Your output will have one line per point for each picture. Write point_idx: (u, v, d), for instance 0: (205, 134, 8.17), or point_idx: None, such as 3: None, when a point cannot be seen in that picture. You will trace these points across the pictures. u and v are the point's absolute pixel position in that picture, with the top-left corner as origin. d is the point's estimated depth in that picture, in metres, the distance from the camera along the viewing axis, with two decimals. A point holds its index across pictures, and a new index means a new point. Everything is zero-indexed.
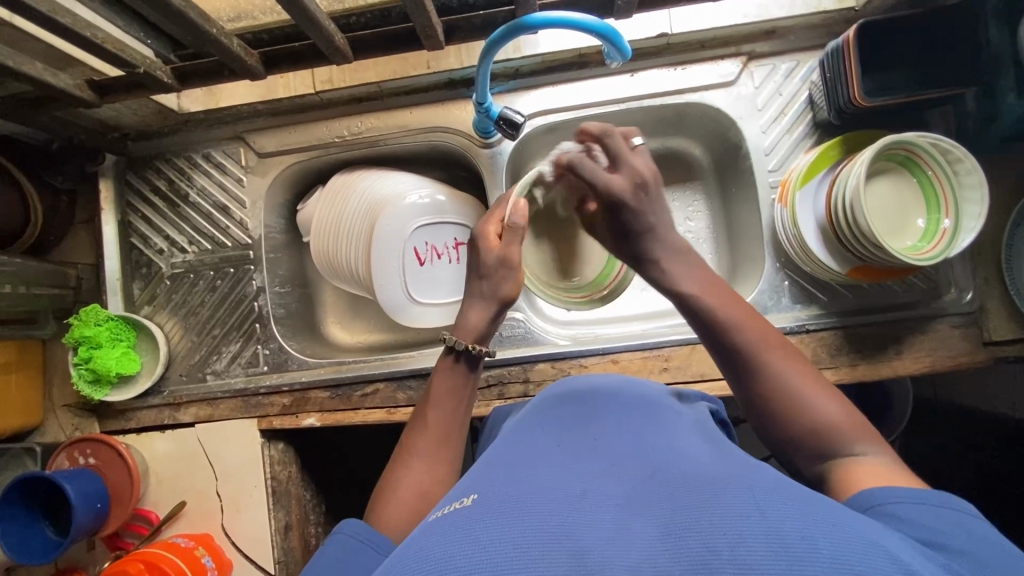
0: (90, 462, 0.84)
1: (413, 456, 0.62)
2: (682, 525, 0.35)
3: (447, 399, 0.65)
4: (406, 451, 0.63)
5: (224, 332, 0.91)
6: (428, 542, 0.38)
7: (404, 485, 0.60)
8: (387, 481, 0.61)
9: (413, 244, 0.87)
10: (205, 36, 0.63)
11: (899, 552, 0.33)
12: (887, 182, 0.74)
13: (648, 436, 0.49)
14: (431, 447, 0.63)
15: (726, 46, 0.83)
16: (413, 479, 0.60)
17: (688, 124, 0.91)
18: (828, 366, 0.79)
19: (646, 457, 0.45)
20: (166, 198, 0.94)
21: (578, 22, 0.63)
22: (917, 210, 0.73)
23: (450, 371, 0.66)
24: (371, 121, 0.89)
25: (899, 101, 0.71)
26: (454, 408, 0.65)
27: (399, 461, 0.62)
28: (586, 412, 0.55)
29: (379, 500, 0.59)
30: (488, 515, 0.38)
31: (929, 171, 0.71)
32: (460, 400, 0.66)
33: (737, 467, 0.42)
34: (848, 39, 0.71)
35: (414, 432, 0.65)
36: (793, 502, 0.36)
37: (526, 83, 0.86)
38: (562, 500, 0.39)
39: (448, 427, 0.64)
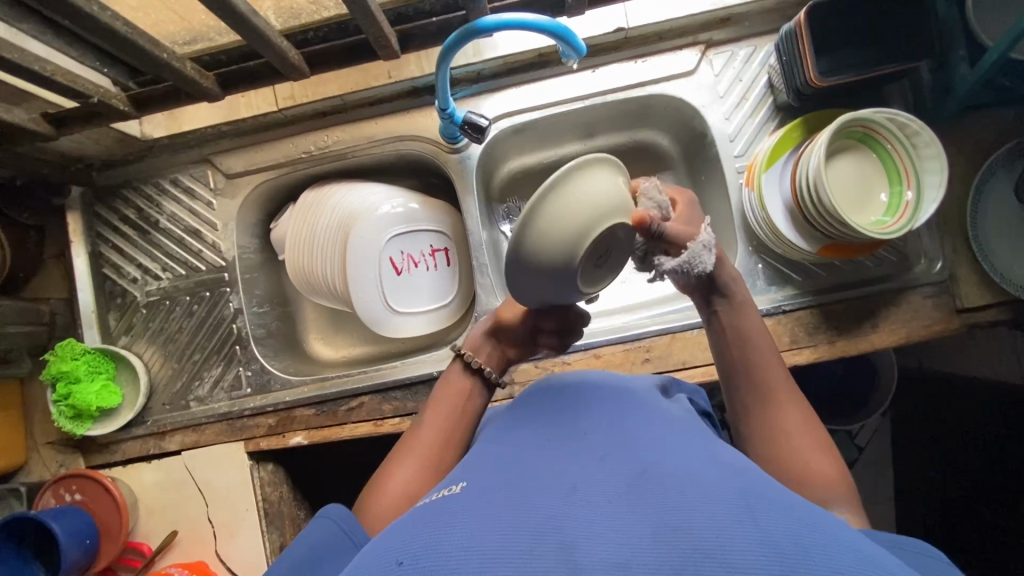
0: (76, 498, 0.83)
1: (412, 451, 0.62)
2: (670, 521, 0.35)
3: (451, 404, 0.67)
4: (402, 447, 0.64)
5: (205, 357, 0.91)
6: (416, 526, 0.39)
7: (396, 477, 0.60)
8: (379, 474, 0.61)
9: (388, 253, 0.87)
10: (154, 61, 0.62)
11: (881, 559, 0.33)
12: (853, 157, 0.75)
13: (630, 428, 0.49)
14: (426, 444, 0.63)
15: (683, 36, 0.84)
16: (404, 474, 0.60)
17: (653, 115, 0.92)
18: (807, 345, 0.79)
19: (632, 450, 0.45)
20: (136, 226, 0.93)
21: (532, 23, 0.63)
22: (880, 185, 0.74)
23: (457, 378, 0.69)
24: (337, 134, 0.89)
25: (852, 81, 0.72)
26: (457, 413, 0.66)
27: (395, 457, 0.62)
28: (570, 404, 0.56)
29: (367, 494, 0.60)
30: (478, 505, 0.38)
31: (891, 144, 0.72)
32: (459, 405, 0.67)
33: (724, 466, 0.42)
34: (799, 22, 0.72)
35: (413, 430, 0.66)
36: (776, 505, 0.36)
37: (489, 86, 0.87)
38: (547, 489, 0.40)
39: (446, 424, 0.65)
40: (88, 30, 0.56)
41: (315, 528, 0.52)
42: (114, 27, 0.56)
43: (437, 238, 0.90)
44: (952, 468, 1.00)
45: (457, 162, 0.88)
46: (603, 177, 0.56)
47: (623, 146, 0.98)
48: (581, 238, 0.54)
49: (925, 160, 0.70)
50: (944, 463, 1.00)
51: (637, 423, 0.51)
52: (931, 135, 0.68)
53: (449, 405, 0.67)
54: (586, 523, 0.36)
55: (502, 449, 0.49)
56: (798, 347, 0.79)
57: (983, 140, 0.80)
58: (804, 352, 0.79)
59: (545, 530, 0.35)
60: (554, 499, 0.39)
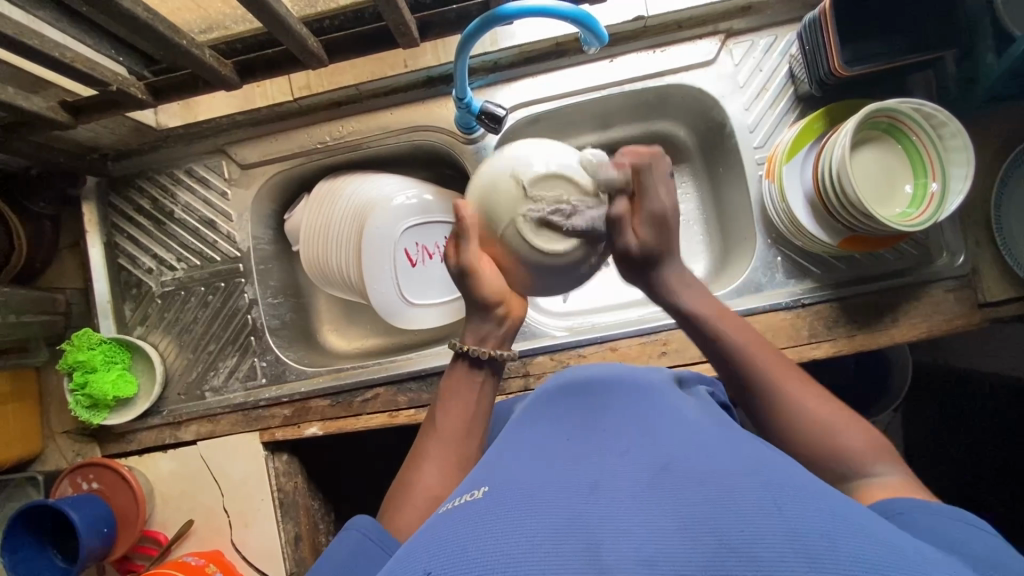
0: (93, 487, 0.83)
1: (428, 457, 0.62)
2: (699, 518, 0.35)
3: (463, 400, 0.66)
4: (420, 452, 0.63)
5: (220, 347, 0.91)
6: (439, 534, 0.38)
7: (417, 485, 0.59)
8: (400, 484, 0.61)
9: (402, 245, 0.87)
10: (174, 48, 0.62)
11: (914, 549, 0.33)
12: (875, 149, 0.74)
13: (652, 424, 0.49)
14: (443, 448, 0.63)
15: (703, 25, 0.83)
16: (425, 480, 0.60)
17: (670, 106, 0.91)
18: (825, 339, 0.79)
19: (655, 448, 0.44)
20: (151, 216, 0.93)
21: (553, 9, 0.62)
22: (903, 177, 0.73)
23: (462, 374, 0.67)
24: (352, 124, 0.88)
25: (876, 70, 0.71)
26: (471, 407, 0.66)
27: (412, 465, 0.62)
28: (589, 402, 0.55)
29: (391, 506, 0.59)
30: (502, 508, 0.38)
31: (913, 135, 0.71)
32: (473, 402, 0.66)
33: (750, 459, 0.42)
34: (824, 11, 0.71)
35: (426, 435, 0.65)
36: (804, 497, 0.36)
37: (506, 75, 0.86)
38: (571, 490, 0.39)
39: (461, 421, 0.65)
40: (108, 15, 0.55)
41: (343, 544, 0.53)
42: (135, 13, 0.56)
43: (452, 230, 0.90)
44: (967, 463, 0.99)
45: (472, 152, 0.87)
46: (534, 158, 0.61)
47: (640, 138, 0.97)
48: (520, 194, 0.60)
49: (952, 151, 0.69)
50: (959, 458, 1.00)
51: (657, 418, 0.50)
52: (958, 126, 0.67)
53: (461, 401, 0.66)
54: (614, 525, 0.35)
55: (523, 447, 0.48)
56: (816, 340, 0.79)
57: (1008, 131, 0.79)
58: (823, 346, 0.79)
59: (573, 533, 0.35)
60: (580, 500, 0.38)
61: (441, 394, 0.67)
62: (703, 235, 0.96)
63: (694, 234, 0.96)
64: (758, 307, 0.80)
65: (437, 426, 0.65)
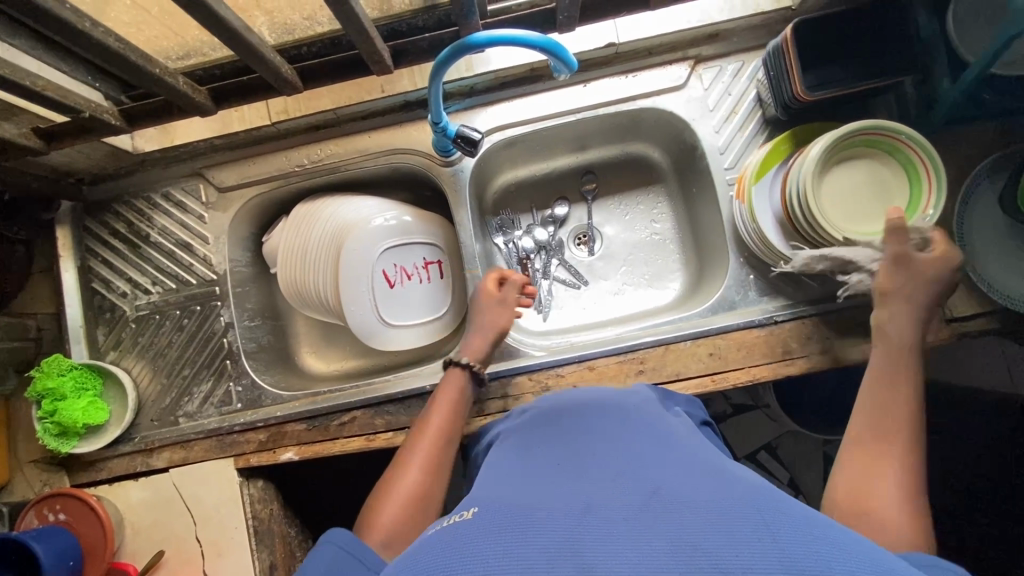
0: (60, 518, 0.81)
1: (415, 457, 0.70)
2: (691, 541, 0.34)
3: (451, 410, 0.74)
4: (409, 453, 0.70)
5: (194, 372, 0.90)
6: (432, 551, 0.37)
7: (403, 484, 0.67)
8: (387, 484, 0.68)
9: (381, 267, 0.88)
10: (147, 76, 0.62)
11: (896, 566, 0.33)
12: (867, 161, 0.73)
13: (641, 448, 0.48)
14: (428, 450, 0.70)
15: (672, 51, 0.85)
16: (410, 481, 0.67)
17: (643, 129, 0.93)
18: (800, 355, 0.79)
19: (646, 471, 0.44)
20: (127, 240, 0.92)
21: (523, 39, 0.62)
22: (875, 210, 0.73)
23: (454, 383, 0.76)
24: (330, 148, 0.89)
25: (839, 95, 0.73)
26: (457, 415, 0.75)
27: (401, 465, 0.69)
28: (579, 426, 0.55)
29: (378, 503, 0.66)
30: (490, 531, 0.37)
31: (917, 159, 0.70)
32: (458, 406, 0.75)
33: (742, 483, 0.42)
34: (786, 38, 0.73)
35: (415, 436, 0.72)
36: (788, 514, 0.36)
37: (482, 100, 0.88)
38: (563, 511, 0.39)
39: (447, 428, 0.72)
40: (78, 45, 0.55)
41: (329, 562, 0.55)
42: (107, 43, 0.56)
43: (431, 251, 0.91)
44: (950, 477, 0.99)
45: (450, 175, 0.89)
46: (843, 180, 0.74)
47: (615, 159, 1.00)
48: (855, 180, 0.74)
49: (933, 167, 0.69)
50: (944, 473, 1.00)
51: (639, 440, 0.50)
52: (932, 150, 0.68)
53: (448, 410, 0.74)
54: (607, 544, 0.35)
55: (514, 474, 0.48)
56: (791, 357, 0.79)
57: (967, 153, 0.81)
58: (799, 363, 0.79)
59: (566, 554, 0.34)
60: (572, 519, 0.38)
61: (431, 401, 0.75)
62: (679, 254, 0.97)
63: (671, 253, 0.98)
64: (733, 324, 0.81)
65: (425, 427, 0.72)
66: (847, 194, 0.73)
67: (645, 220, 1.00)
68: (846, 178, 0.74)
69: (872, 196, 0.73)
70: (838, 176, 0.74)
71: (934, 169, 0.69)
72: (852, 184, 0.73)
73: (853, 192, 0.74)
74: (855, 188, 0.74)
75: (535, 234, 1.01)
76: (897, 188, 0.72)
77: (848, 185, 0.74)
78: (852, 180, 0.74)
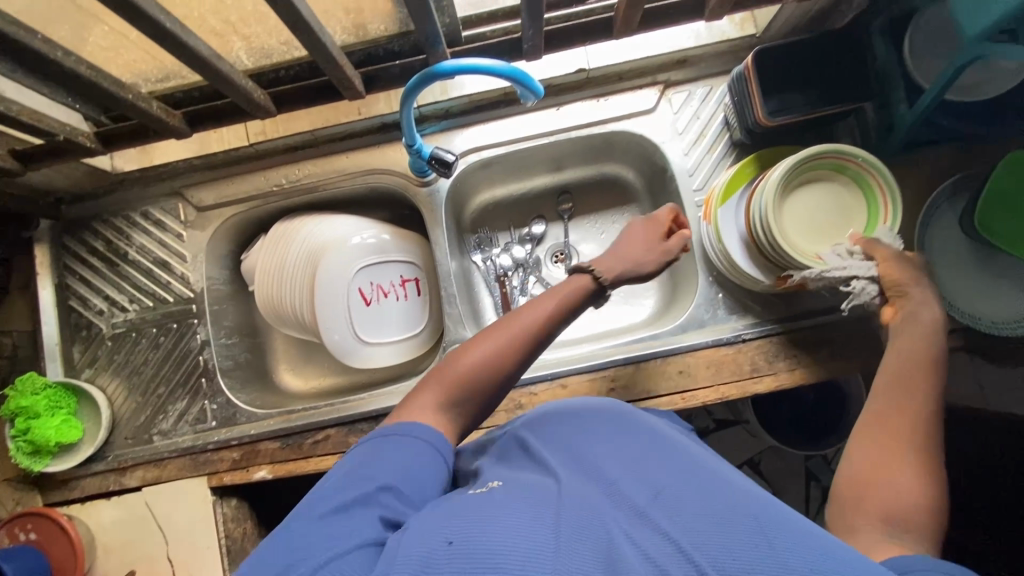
0: (31, 538, 0.80)
1: (501, 343, 0.59)
2: (693, 546, 0.36)
3: (562, 313, 0.62)
4: (499, 335, 0.60)
5: (170, 390, 0.90)
6: (453, 510, 0.43)
7: (479, 369, 0.58)
8: (461, 358, 0.59)
9: (357, 284, 0.88)
10: (121, 102, 0.63)
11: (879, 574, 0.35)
12: (826, 183, 0.76)
13: (647, 447, 0.50)
14: (519, 345, 0.59)
15: (642, 77, 0.88)
16: (489, 370, 0.58)
17: (616, 150, 0.96)
18: (768, 374, 0.81)
19: (651, 472, 0.45)
20: (105, 258, 0.93)
21: (489, 68, 0.64)
22: (834, 231, 0.75)
23: (574, 288, 0.63)
24: (308, 168, 0.91)
25: (799, 118, 0.76)
26: (563, 318, 0.62)
27: (481, 344, 0.59)
28: (587, 424, 0.56)
29: (445, 373, 0.58)
30: (499, 528, 0.39)
31: (873, 180, 0.72)
32: (567, 315, 0.63)
33: (739, 487, 0.43)
34: (747, 65, 0.76)
35: (511, 321, 0.61)
36: (786, 515, 0.39)
37: (457, 122, 0.89)
38: (581, 495, 0.43)
39: (543, 332, 0.61)
40: (51, 73, 0.57)
41: (390, 450, 0.51)
42: (79, 72, 0.57)
43: (408, 268, 0.92)
44: None
45: (427, 195, 0.90)
46: (805, 202, 0.76)
47: (591, 179, 1.02)
48: (815, 201, 0.76)
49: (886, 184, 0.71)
50: None
51: (643, 439, 0.52)
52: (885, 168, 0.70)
53: (558, 312, 0.62)
54: (617, 527, 0.39)
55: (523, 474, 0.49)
56: (759, 375, 0.81)
57: (927, 176, 0.84)
58: (767, 381, 0.80)
59: (579, 531, 0.39)
60: (589, 502, 0.42)
61: (545, 295, 0.63)
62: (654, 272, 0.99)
63: None
64: (702, 342, 0.83)
65: (525, 317, 0.61)
66: (810, 214, 0.75)
67: None
68: (807, 200, 0.76)
69: (834, 215, 0.75)
70: (799, 199, 0.76)
71: (888, 186, 0.71)
72: (812, 205, 0.76)
73: (814, 213, 0.76)
74: (816, 209, 0.76)
75: (513, 251, 1.02)
76: (856, 205, 0.75)
77: (809, 206, 0.76)
78: (813, 202, 0.76)
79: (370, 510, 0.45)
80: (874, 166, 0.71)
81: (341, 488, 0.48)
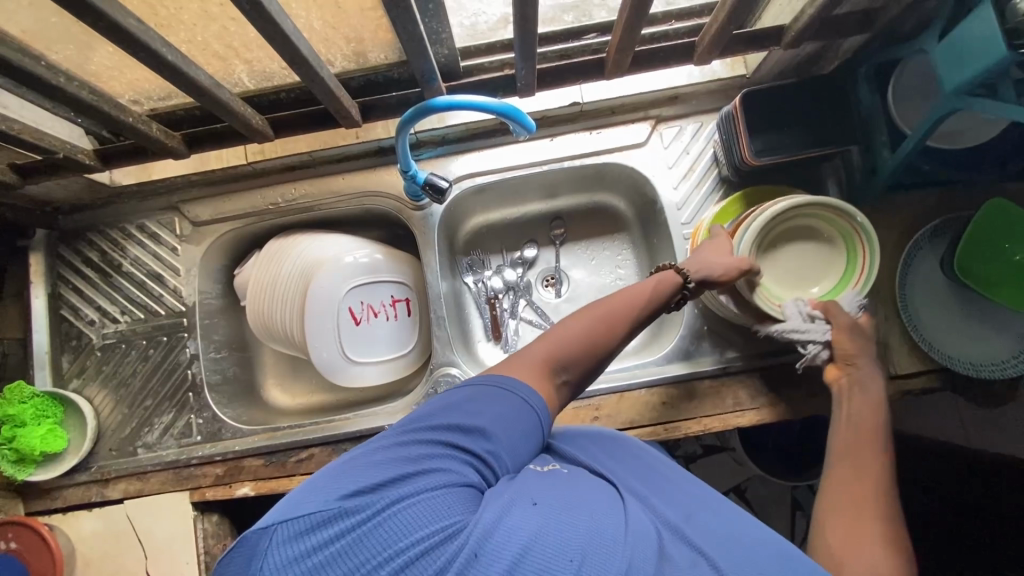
0: (10, 548, 0.80)
1: (604, 318, 0.62)
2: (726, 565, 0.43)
3: (655, 301, 0.66)
4: (598, 310, 0.63)
5: (157, 403, 0.90)
6: (523, 489, 0.46)
7: (580, 337, 0.60)
8: (565, 326, 0.61)
9: (348, 304, 0.89)
10: (120, 124, 0.65)
11: None
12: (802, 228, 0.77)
13: (666, 474, 0.56)
14: (621, 320, 0.63)
15: (635, 111, 0.90)
16: (592, 337, 0.61)
17: (608, 180, 0.97)
18: (749, 408, 0.82)
19: (677, 496, 0.52)
20: (99, 269, 0.93)
21: (482, 104, 0.66)
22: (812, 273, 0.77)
23: (666, 283, 0.68)
24: (304, 188, 0.92)
25: (785, 160, 0.78)
26: (655, 308, 0.67)
27: (582, 317, 0.62)
28: (609, 443, 0.61)
29: (551, 338, 0.60)
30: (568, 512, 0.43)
31: (850, 230, 0.73)
32: (658, 306, 0.67)
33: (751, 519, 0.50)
34: (736, 106, 0.79)
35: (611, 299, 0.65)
36: (809, 563, 0.45)
37: (453, 148, 0.92)
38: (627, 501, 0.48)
39: (641, 314, 0.65)
40: (53, 97, 0.59)
41: (487, 400, 0.52)
42: (79, 96, 0.59)
43: (398, 289, 0.93)
44: None
45: (420, 218, 0.92)
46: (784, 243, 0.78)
47: (583, 206, 1.03)
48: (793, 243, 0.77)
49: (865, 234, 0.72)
50: None
51: (658, 465, 0.58)
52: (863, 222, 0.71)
53: (652, 300, 0.66)
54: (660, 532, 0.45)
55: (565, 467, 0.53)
56: (740, 410, 0.82)
57: (909, 218, 0.86)
58: (748, 415, 0.81)
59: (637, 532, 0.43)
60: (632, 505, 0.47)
61: (642, 285, 0.67)
62: None
63: None
64: (685, 374, 0.84)
65: (623, 299, 0.65)
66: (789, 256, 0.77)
67: (610, 266, 1.03)
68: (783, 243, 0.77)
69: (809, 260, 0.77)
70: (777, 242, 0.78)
71: (866, 238, 0.72)
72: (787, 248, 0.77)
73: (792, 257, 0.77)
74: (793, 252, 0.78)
75: (504, 275, 1.03)
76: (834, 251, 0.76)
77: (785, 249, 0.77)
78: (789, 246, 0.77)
79: (458, 454, 0.47)
80: (853, 219, 0.72)
81: (434, 419, 0.49)
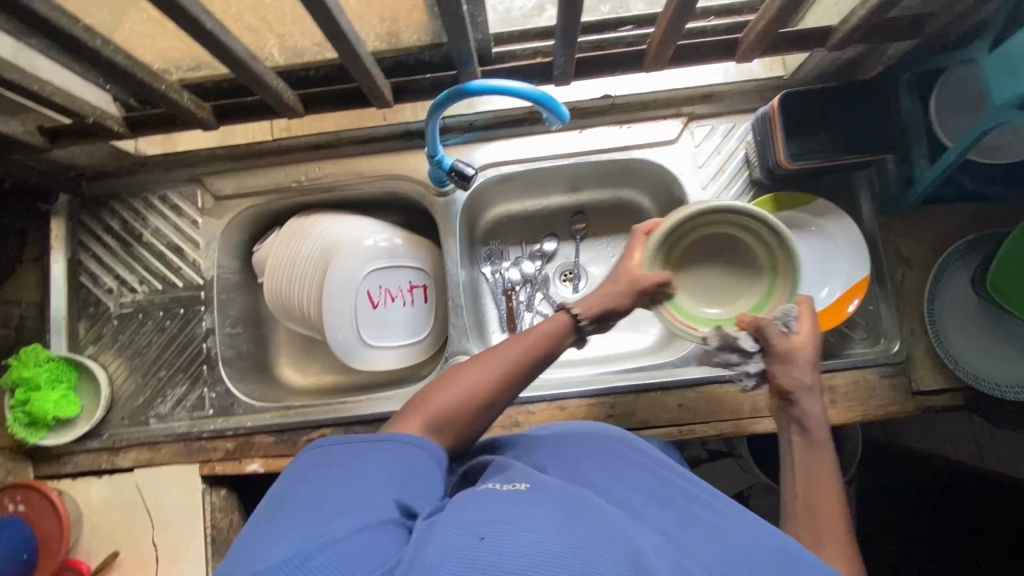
0: (19, 510, 0.81)
1: (488, 363, 0.62)
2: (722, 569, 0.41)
3: (538, 342, 0.65)
4: (492, 357, 0.63)
5: (170, 374, 0.90)
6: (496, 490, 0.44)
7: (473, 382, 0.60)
8: (456, 374, 0.61)
9: (367, 286, 0.89)
10: (152, 92, 0.64)
11: None
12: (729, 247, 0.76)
13: (656, 482, 0.53)
14: (511, 363, 0.63)
15: (667, 108, 0.89)
16: (475, 381, 0.60)
17: (635, 177, 0.96)
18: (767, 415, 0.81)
19: (670, 504, 0.49)
20: (119, 238, 0.93)
21: (517, 90, 0.65)
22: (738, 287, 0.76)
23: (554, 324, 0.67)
24: (328, 167, 0.91)
25: (817, 164, 0.77)
26: (541, 345, 0.65)
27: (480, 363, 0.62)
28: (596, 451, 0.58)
29: (439, 387, 0.60)
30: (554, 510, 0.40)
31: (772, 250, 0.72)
32: (548, 347, 0.66)
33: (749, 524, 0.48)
34: (773, 107, 0.78)
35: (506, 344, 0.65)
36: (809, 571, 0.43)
37: (480, 135, 0.91)
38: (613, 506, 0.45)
39: (514, 356, 0.63)
40: (88, 60, 0.58)
41: (373, 450, 0.50)
42: (114, 61, 0.58)
43: (417, 274, 0.93)
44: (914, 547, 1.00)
45: (443, 205, 0.91)
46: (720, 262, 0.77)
47: (606, 202, 1.02)
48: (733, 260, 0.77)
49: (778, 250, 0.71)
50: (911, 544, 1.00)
51: (648, 472, 0.55)
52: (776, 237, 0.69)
53: (519, 342, 0.65)
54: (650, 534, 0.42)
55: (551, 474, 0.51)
56: (757, 416, 0.81)
57: (943, 232, 0.84)
58: (765, 422, 0.80)
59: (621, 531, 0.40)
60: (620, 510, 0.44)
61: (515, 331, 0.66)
62: None
63: None
64: (707, 376, 0.82)
65: (510, 343, 0.64)
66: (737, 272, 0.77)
67: None
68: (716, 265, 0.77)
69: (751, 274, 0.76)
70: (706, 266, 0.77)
71: (782, 252, 0.70)
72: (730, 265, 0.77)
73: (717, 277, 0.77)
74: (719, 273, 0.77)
75: (523, 266, 1.02)
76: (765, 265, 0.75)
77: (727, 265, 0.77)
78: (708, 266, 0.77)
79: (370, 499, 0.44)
80: (778, 238, 0.70)
81: (327, 481, 0.46)
